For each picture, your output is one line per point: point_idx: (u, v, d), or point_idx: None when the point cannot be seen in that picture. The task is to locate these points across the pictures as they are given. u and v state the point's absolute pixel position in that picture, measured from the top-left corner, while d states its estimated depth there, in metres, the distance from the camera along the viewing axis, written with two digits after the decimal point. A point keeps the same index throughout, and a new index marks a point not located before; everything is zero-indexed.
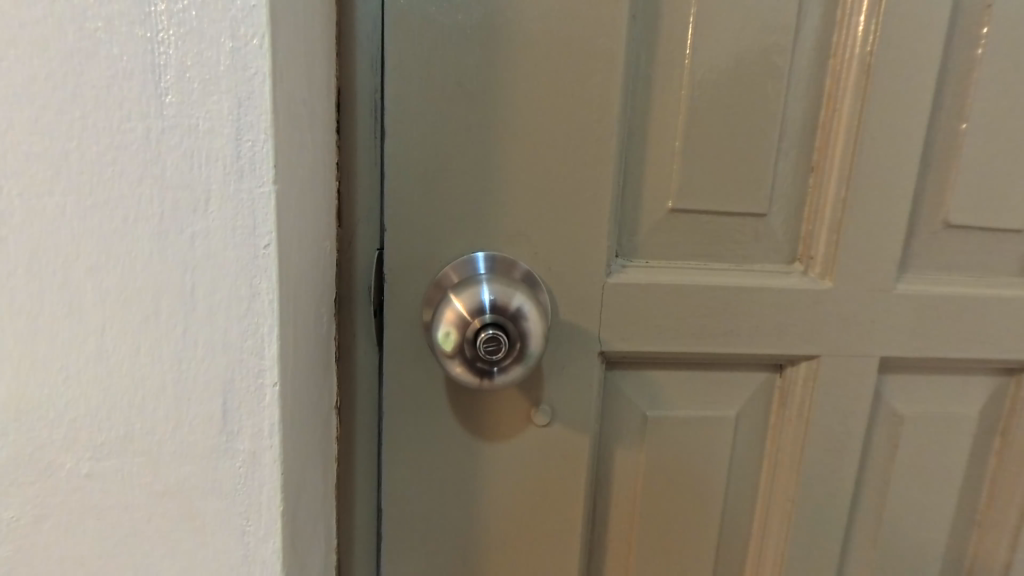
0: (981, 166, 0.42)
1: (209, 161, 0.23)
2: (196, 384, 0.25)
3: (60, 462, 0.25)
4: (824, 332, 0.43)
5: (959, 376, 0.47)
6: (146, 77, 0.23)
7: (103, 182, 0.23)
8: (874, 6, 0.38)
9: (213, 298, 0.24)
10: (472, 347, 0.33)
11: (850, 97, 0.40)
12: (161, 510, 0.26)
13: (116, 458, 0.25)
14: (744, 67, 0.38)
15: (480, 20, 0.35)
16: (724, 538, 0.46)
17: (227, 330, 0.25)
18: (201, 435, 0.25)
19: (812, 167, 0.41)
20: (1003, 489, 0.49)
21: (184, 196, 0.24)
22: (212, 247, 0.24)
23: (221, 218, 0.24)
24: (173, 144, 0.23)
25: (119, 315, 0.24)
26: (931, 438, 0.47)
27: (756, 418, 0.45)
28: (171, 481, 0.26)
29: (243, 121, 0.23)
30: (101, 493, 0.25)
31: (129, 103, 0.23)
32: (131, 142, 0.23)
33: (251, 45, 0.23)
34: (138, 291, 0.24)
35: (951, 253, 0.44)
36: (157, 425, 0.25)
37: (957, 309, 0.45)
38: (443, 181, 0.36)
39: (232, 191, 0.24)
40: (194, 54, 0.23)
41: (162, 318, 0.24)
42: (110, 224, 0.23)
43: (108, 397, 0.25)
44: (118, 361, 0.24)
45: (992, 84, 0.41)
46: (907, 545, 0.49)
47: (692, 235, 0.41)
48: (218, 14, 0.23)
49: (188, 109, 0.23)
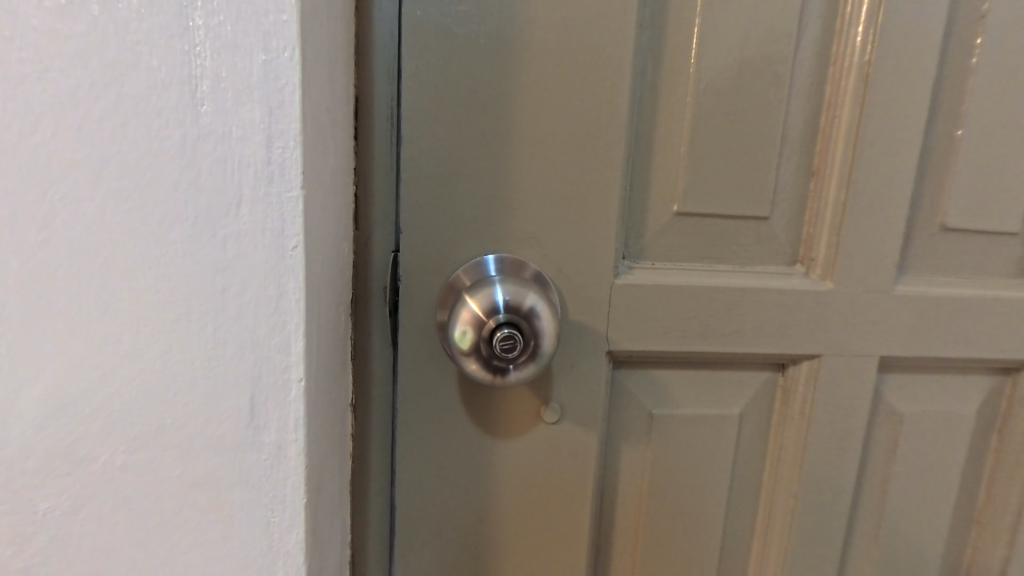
0: (977, 170, 0.44)
1: (241, 167, 0.25)
2: (225, 379, 0.26)
3: (94, 455, 0.26)
4: (825, 332, 0.44)
5: (955, 376, 0.49)
6: (183, 87, 0.24)
7: (140, 188, 0.24)
8: (872, 17, 0.40)
9: (243, 297, 0.26)
10: (488, 346, 0.35)
11: (849, 104, 0.41)
12: (189, 501, 0.27)
13: (147, 451, 0.26)
14: (746, 77, 0.39)
15: (493, 31, 0.36)
16: (727, 536, 0.47)
17: (257, 328, 0.26)
18: (229, 429, 0.27)
19: (813, 172, 0.42)
20: (1001, 488, 0.50)
21: (217, 200, 0.25)
22: (242, 249, 0.25)
23: (251, 220, 0.25)
24: (207, 150, 0.24)
25: (152, 314, 0.25)
26: (929, 436, 0.48)
27: (759, 417, 0.46)
28: (199, 473, 0.27)
29: (275, 128, 0.25)
30: (133, 484, 0.26)
31: (167, 113, 0.24)
32: (167, 149, 0.24)
33: (283, 57, 0.24)
34: (171, 291, 0.25)
35: (949, 255, 0.46)
36: (187, 419, 0.26)
37: (954, 311, 0.46)
38: (457, 184, 0.38)
39: (262, 196, 0.25)
40: (229, 65, 0.24)
41: (194, 317, 0.25)
42: (146, 227, 0.25)
43: (142, 393, 0.26)
44: (152, 358, 0.26)
45: (988, 92, 0.42)
46: (906, 544, 0.50)
47: (696, 238, 0.42)
48: (252, 29, 0.24)
49: (222, 118, 0.24)
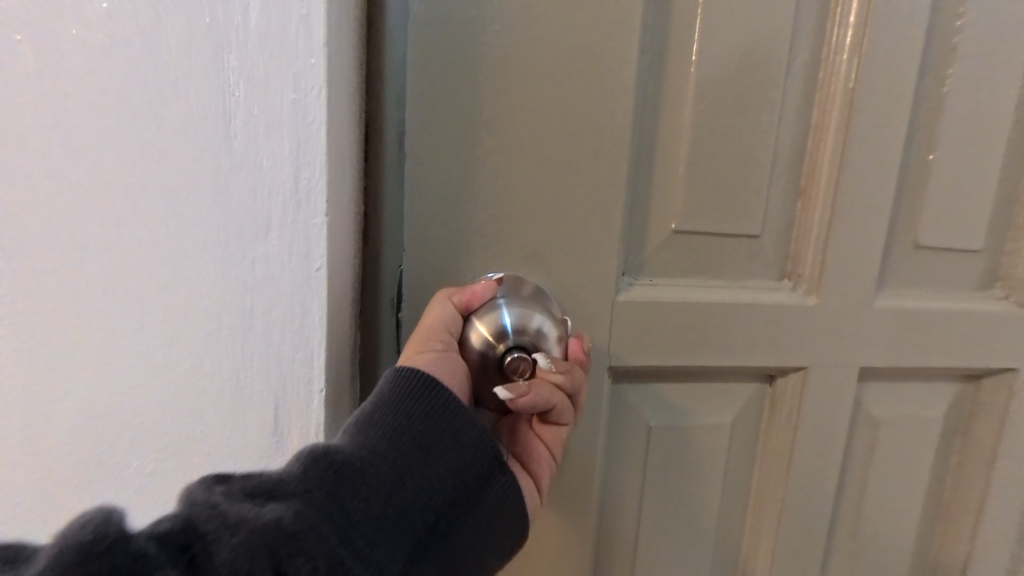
0: (946, 193, 0.47)
1: (272, 196, 0.30)
2: (252, 378, 0.33)
3: (119, 425, 0.33)
4: (812, 345, 0.46)
5: (926, 382, 0.52)
6: (218, 124, 0.29)
7: (178, 215, 0.30)
8: (856, 47, 0.42)
9: (270, 313, 0.32)
10: (501, 369, 0.35)
11: (834, 129, 0.43)
12: (190, 461, 0.34)
13: (171, 423, 0.33)
14: (742, 102, 0.41)
15: (499, 52, 0.36)
16: (717, 540, 0.49)
17: (281, 346, 0.32)
18: (252, 424, 0.33)
19: (800, 192, 0.45)
20: (962, 483, 0.55)
21: (249, 227, 0.30)
22: (269, 266, 0.31)
23: (279, 242, 0.31)
24: (239, 180, 0.30)
25: (186, 325, 0.32)
26: (903, 439, 0.52)
27: (749, 424, 0.48)
28: (215, 446, 0.33)
29: (305, 155, 0.30)
30: (152, 446, 0.33)
31: (203, 146, 0.29)
32: (202, 181, 0.30)
33: (311, 96, 0.29)
34: (204, 305, 0.31)
35: (922, 271, 0.49)
36: (203, 406, 0.33)
37: (927, 323, 0.49)
38: (462, 204, 0.38)
39: (290, 222, 0.30)
40: (263, 104, 0.29)
41: (222, 331, 0.32)
42: (182, 250, 0.31)
43: (170, 385, 0.32)
44: (177, 359, 0.32)
45: (957, 120, 0.46)
46: (883, 540, 0.53)
47: (692, 254, 0.44)
48: (284, 72, 0.29)
49: (254, 151, 0.30)
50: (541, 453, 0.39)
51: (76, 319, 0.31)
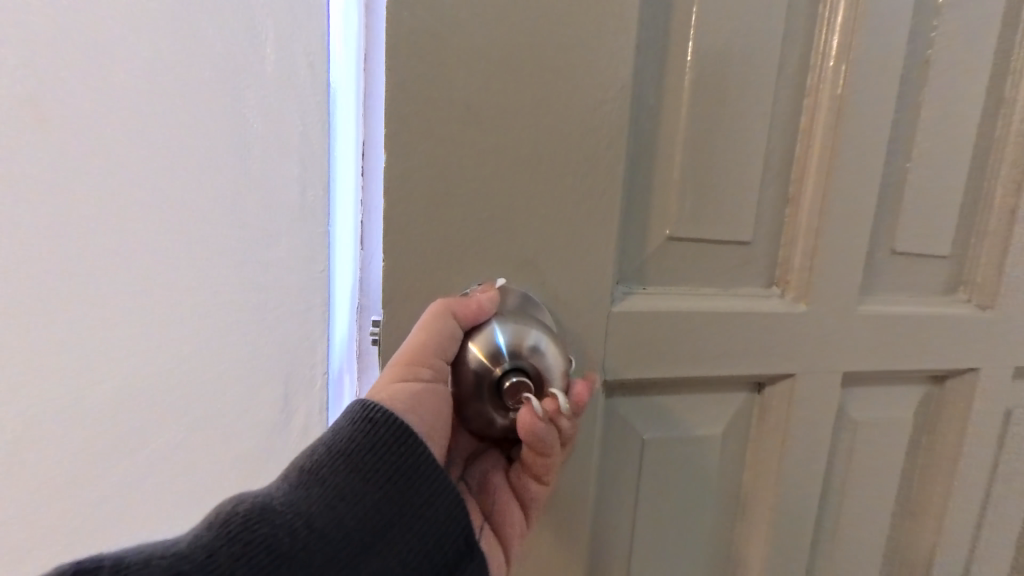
0: (921, 200, 0.48)
1: (282, 214, 0.51)
2: (267, 326, 0.54)
3: (158, 353, 0.53)
4: (801, 351, 0.46)
5: (900, 384, 0.54)
6: (236, 170, 0.50)
7: (208, 226, 0.51)
8: (843, 54, 0.42)
9: (280, 286, 0.53)
10: (499, 393, 0.32)
11: (821, 136, 0.43)
12: (208, 382, 0.54)
13: (198, 354, 0.54)
14: (736, 104, 0.40)
15: (489, 43, 0.33)
16: (709, 552, 0.48)
17: (290, 306, 0.53)
18: (259, 356, 0.54)
19: (788, 198, 0.45)
20: (929, 479, 0.57)
21: (266, 232, 0.52)
22: (283, 255, 0.52)
23: (292, 242, 0.52)
24: (255, 205, 0.51)
25: (213, 293, 0.52)
26: (880, 439, 0.53)
27: (739, 432, 0.48)
28: (226, 368, 0.54)
29: (308, 189, 0.51)
30: (179, 369, 0.54)
31: (227, 184, 0.50)
32: (224, 204, 0.51)
33: (313, 154, 0.51)
34: (233, 281, 0.52)
35: (898, 276, 0.50)
36: (226, 343, 0.54)
37: (904, 327, 0.50)
38: (450, 208, 0.35)
39: (296, 230, 0.52)
40: (273, 159, 0.50)
41: (244, 296, 0.53)
42: (213, 246, 0.51)
43: (201, 330, 0.53)
44: (208, 315, 0.53)
45: (929, 131, 0.47)
46: (860, 538, 0.54)
47: (686, 262, 0.42)
48: (287, 140, 0.50)
49: (267, 187, 0.51)
50: (513, 515, 0.37)
51: (150, 297, 0.52)
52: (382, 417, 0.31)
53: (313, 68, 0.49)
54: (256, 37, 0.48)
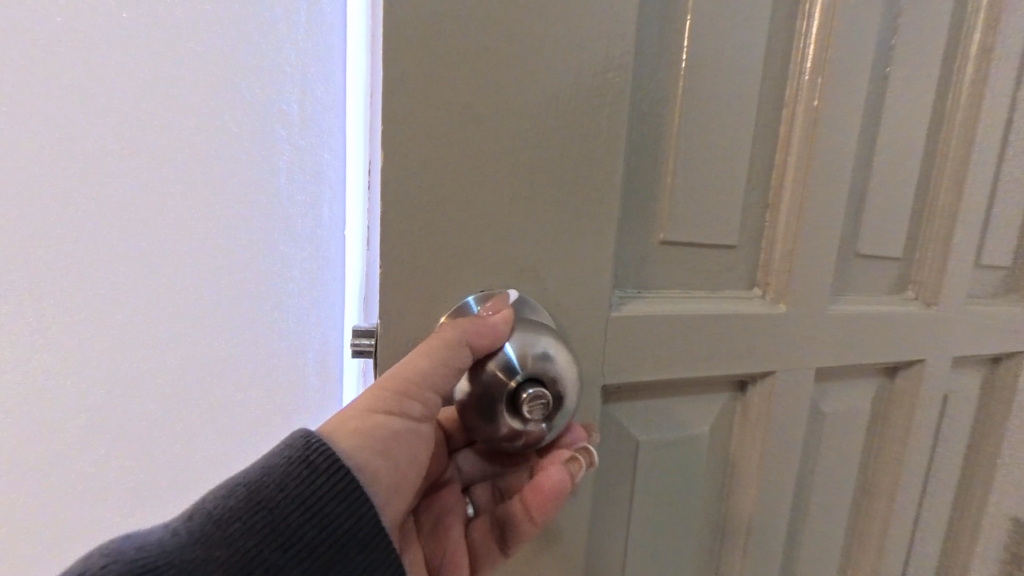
0: (877, 207, 0.52)
1: (303, 224, 0.65)
2: (292, 312, 0.68)
3: (200, 334, 0.66)
4: (780, 350, 0.48)
5: (860, 377, 0.58)
6: (266, 190, 0.64)
7: (245, 234, 0.65)
8: (819, 67, 0.44)
9: (302, 280, 0.68)
10: (515, 408, 0.31)
11: (798, 145, 0.45)
12: (242, 355, 0.69)
13: (234, 333, 0.67)
14: (723, 112, 0.41)
15: (488, 39, 0.31)
16: (696, 547, 0.49)
17: (311, 296, 0.68)
18: (284, 334, 0.69)
19: (768, 204, 0.46)
20: (882, 462, 0.62)
21: (291, 238, 0.66)
22: (305, 257, 0.67)
23: (312, 247, 0.66)
24: (282, 218, 0.65)
25: (247, 286, 0.66)
26: (843, 429, 0.57)
27: (724, 430, 0.49)
28: (258, 344, 0.69)
29: (324, 204, 0.65)
30: (217, 346, 0.67)
31: (259, 201, 0.64)
32: (257, 216, 0.64)
33: (330, 178, 0.65)
34: (263, 277, 0.66)
35: (857, 276, 0.54)
36: (257, 325, 0.68)
37: (866, 324, 0.54)
38: (447, 212, 0.33)
39: (315, 237, 0.66)
40: (297, 181, 0.64)
41: (273, 288, 0.67)
42: (248, 249, 0.65)
43: (236, 315, 0.67)
44: (242, 304, 0.67)
45: (885, 143, 0.51)
46: (825, 521, 0.58)
47: (677, 266, 0.43)
48: (307, 168, 0.64)
49: (291, 204, 0.65)
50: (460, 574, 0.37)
51: (176, 294, 0.64)
52: (314, 461, 0.29)
53: (332, 114, 0.63)
54: (280, 90, 0.61)
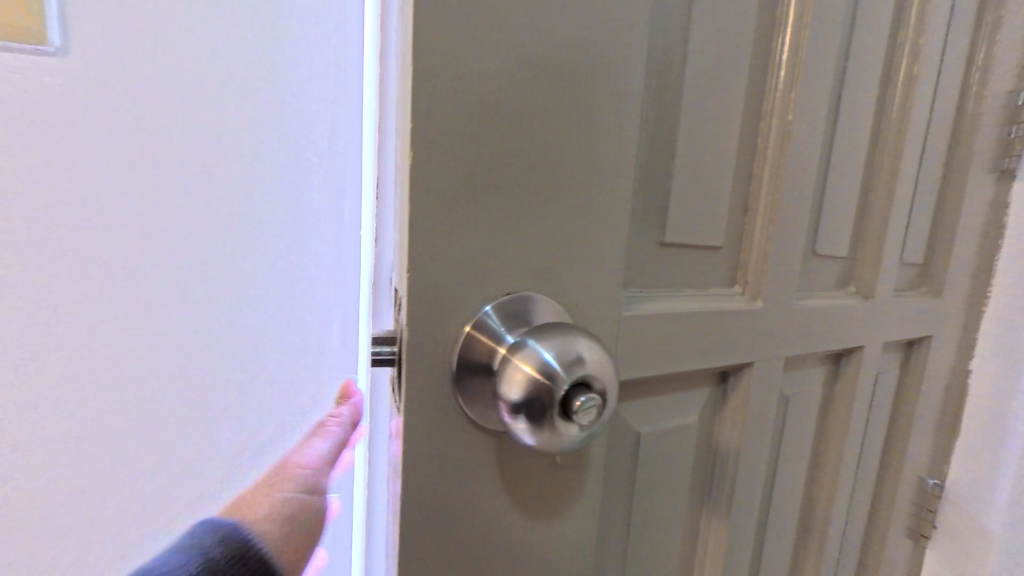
0: (829, 211, 0.59)
1: (329, 229, 0.83)
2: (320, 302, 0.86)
3: (247, 323, 0.83)
4: (756, 341, 0.53)
5: (814, 363, 0.65)
6: (300, 204, 0.81)
7: (286, 240, 0.82)
8: (790, 84, 0.49)
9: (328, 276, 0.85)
10: (564, 408, 0.30)
11: (772, 154, 0.50)
12: (281, 337, 0.85)
13: (273, 322, 0.84)
14: (711, 123, 0.44)
15: (511, 39, 0.31)
16: (684, 527, 0.53)
17: (336, 287, 0.86)
18: (314, 320, 0.87)
19: (747, 208, 0.50)
20: (829, 437, 0.70)
21: (320, 242, 0.83)
22: (331, 257, 0.84)
23: (337, 248, 0.84)
24: (312, 226, 0.83)
25: (285, 284, 0.83)
26: (800, 409, 0.63)
27: (708, 417, 0.53)
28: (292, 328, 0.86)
29: (345, 216, 0.84)
30: (259, 333, 0.84)
31: (296, 214, 0.81)
32: (294, 227, 0.82)
33: (352, 194, 0.83)
34: (299, 274, 0.84)
35: (812, 273, 0.61)
36: (293, 314, 0.85)
37: (823, 316, 0.60)
38: (469, 213, 0.32)
39: (340, 240, 0.84)
40: (325, 196, 0.82)
41: (306, 284, 0.84)
42: (288, 251, 0.82)
43: (276, 307, 0.84)
44: (281, 298, 0.84)
45: (837, 155, 0.57)
46: (786, 492, 0.65)
47: (672, 265, 0.45)
48: (333, 185, 0.82)
49: (320, 214, 0.83)
50: None
51: (222, 290, 0.81)
52: None
53: (350, 144, 0.81)
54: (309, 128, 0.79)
